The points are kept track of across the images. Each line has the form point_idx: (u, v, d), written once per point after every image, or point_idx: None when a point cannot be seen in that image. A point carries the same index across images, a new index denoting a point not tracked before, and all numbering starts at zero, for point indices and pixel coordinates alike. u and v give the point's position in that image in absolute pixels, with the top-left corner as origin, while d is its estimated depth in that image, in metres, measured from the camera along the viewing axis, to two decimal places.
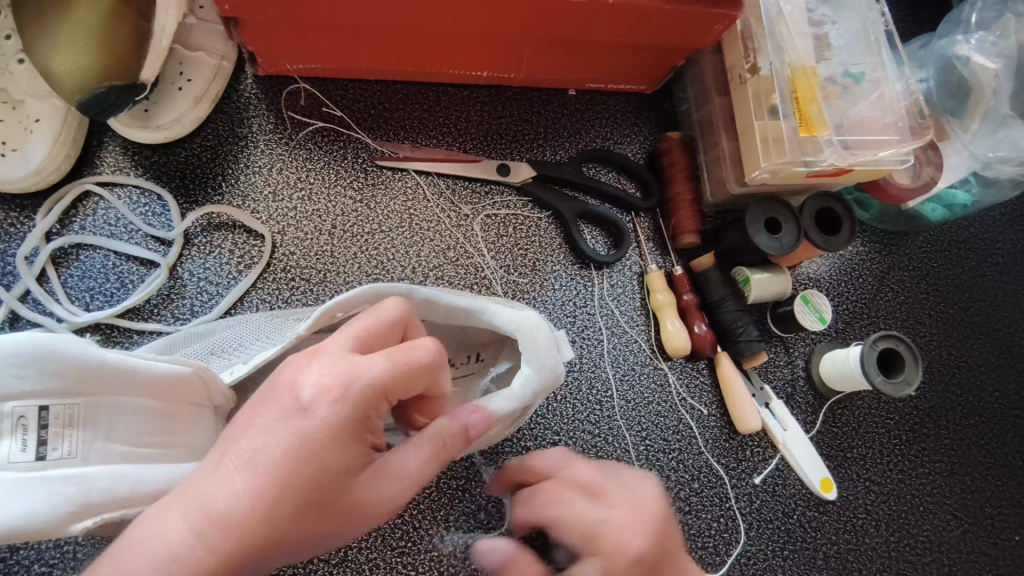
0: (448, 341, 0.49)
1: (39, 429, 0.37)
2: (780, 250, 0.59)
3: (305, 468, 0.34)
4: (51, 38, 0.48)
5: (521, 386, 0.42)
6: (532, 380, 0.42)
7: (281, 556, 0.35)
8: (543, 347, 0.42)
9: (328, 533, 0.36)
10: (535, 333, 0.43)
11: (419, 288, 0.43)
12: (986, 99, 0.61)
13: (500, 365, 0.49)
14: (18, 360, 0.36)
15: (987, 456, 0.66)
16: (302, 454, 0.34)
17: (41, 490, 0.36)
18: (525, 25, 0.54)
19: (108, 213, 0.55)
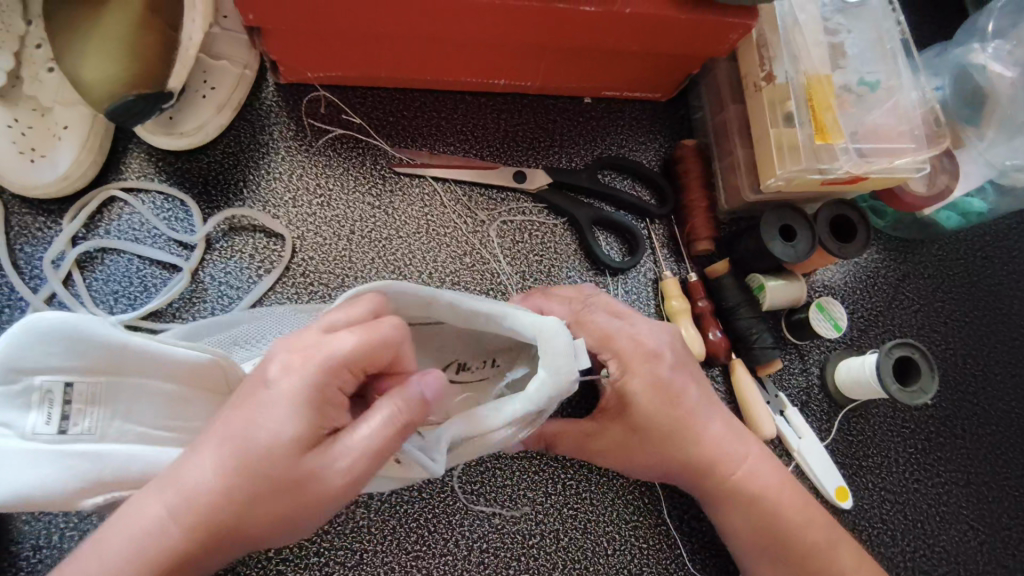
0: (467, 344, 0.49)
1: (63, 403, 0.37)
2: (795, 258, 0.59)
3: (262, 444, 0.34)
4: (81, 47, 0.49)
5: (537, 389, 0.41)
6: (548, 384, 0.41)
7: (248, 536, 0.35)
8: (561, 354, 0.42)
9: (285, 514, 0.34)
10: (551, 336, 0.42)
11: (445, 294, 0.42)
12: (1003, 107, 0.61)
13: (516, 369, 0.49)
14: (47, 337, 0.36)
15: (1004, 467, 0.66)
16: (261, 431, 0.34)
17: (58, 465, 0.36)
18: (543, 34, 0.55)
19: (132, 218, 0.56)
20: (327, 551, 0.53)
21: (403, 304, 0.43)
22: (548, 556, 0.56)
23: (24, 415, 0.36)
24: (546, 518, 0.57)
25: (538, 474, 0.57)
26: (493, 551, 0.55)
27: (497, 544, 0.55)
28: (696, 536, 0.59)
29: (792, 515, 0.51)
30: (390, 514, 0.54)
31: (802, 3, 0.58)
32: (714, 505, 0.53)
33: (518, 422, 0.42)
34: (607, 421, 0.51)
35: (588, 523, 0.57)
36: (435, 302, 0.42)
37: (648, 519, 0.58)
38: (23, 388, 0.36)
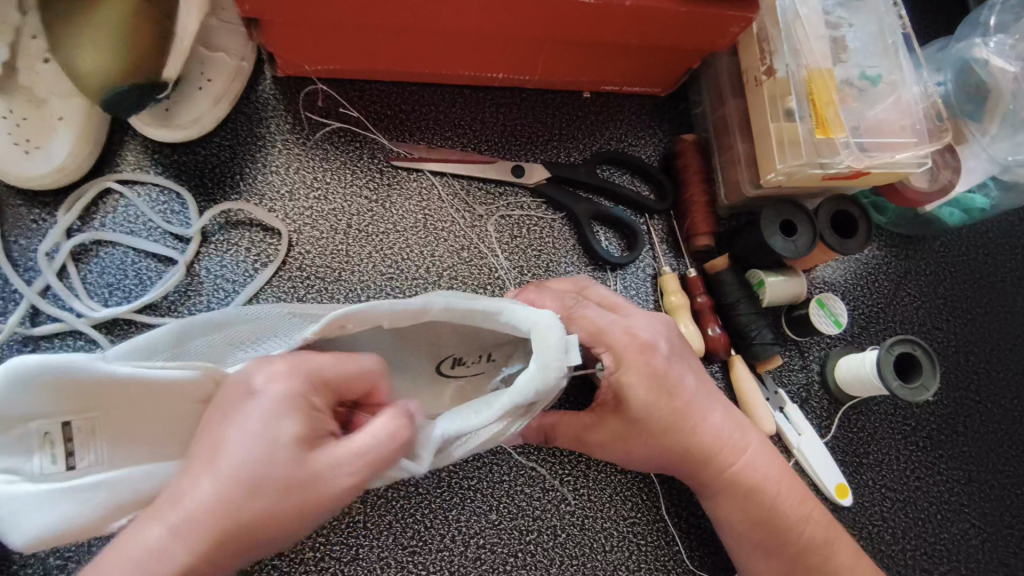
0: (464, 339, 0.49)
1: (64, 442, 0.37)
2: (795, 253, 0.58)
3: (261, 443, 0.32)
4: (75, 37, 0.49)
5: (526, 380, 0.40)
6: (536, 377, 0.40)
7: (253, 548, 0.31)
8: (551, 344, 0.41)
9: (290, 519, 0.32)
10: (546, 329, 0.41)
11: (438, 296, 0.42)
12: (1005, 101, 0.61)
13: (512, 364, 0.49)
14: (29, 383, 0.35)
15: (1006, 465, 0.65)
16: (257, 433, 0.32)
17: (72, 500, 0.36)
18: (540, 26, 0.54)
19: (128, 211, 0.56)
20: (323, 547, 0.52)
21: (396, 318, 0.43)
22: (546, 552, 0.55)
23: (28, 459, 0.36)
24: (544, 514, 0.56)
25: (535, 470, 0.57)
26: (490, 546, 0.55)
27: (494, 539, 0.55)
28: (694, 532, 0.58)
29: (791, 512, 0.51)
30: (385, 509, 0.54)
31: None
32: (714, 501, 0.52)
33: (508, 415, 0.41)
34: (604, 414, 0.50)
35: (585, 520, 0.57)
36: (429, 312, 0.43)
37: (646, 515, 0.58)
38: (19, 435, 0.36)
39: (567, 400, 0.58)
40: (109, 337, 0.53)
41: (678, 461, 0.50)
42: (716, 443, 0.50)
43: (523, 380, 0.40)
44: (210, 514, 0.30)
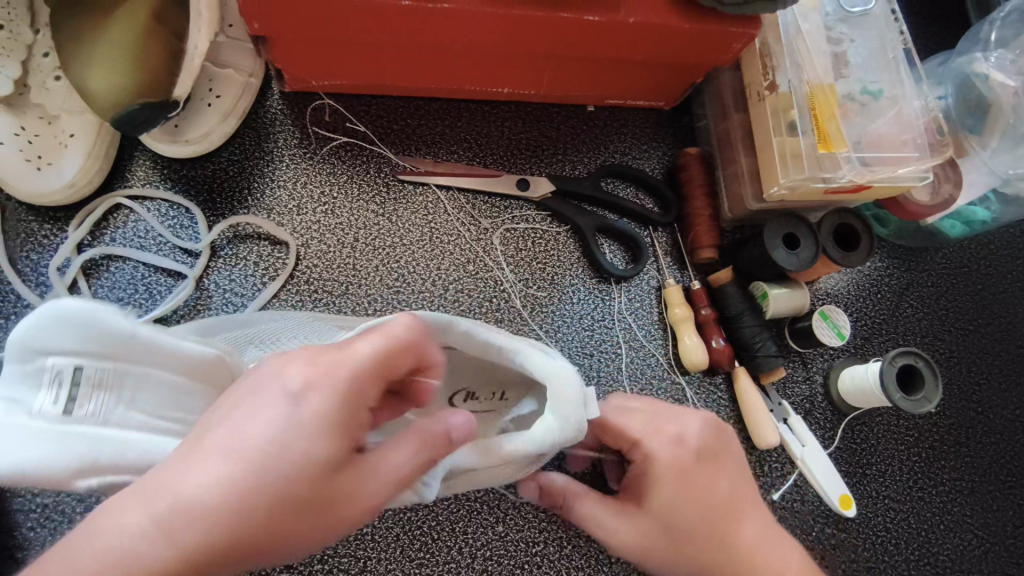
0: (477, 371, 0.49)
1: (70, 385, 0.37)
2: (799, 266, 0.59)
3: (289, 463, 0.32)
4: (88, 57, 0.49)
5: (537, 435, 0.41)
6: (553, 431, 0.41)
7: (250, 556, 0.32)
8: (568, 402, 0.42)
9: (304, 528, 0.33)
10: (564, 385, 0.42)
11: (465, 323, 0.42)
12: (1005, 116, 0.61)
13: (525, 406, 0.48)
14: (67, 318, 0.36)
15: (1009, 476, 0.66)
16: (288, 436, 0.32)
17: (58, 443, 0.35)
18: (545, 43, 0.55)
19: (137, 225, 0.57)
20: (331, 558, 0.53)
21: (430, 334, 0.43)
22: (552, 564, 0.56)
23: (31, 396, 0.36)
24: (550, 526, 0.57)
25: None
26: (497, 558, 0.55)
27: (500, 551, 0.55)
28: None
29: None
30: (393, 521, 0.54)
31: (804, 12, 0.59)
32: None
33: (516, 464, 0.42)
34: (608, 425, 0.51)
35: (591, 531, 0.57)
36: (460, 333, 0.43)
37: None
38: (35, 368, 0.36)
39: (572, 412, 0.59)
40: None
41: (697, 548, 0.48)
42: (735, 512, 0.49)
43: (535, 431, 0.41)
44: (186, 536, 0.30)
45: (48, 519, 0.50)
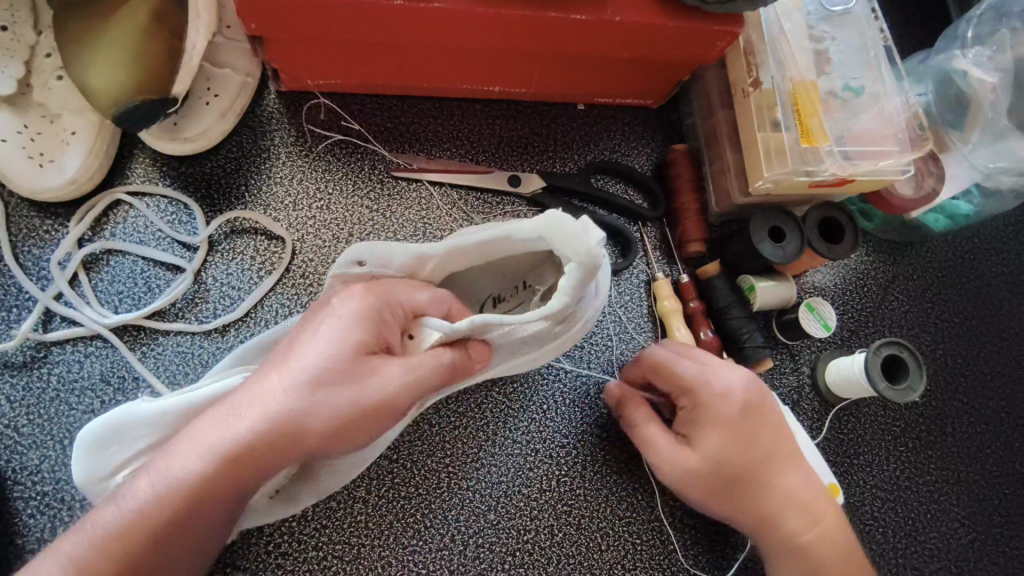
0: (492, 277, 0.53)
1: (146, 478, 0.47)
2: (784, 258, 0.60)
3: (349, 350, 0.40)
4: (90, 57, 0.51)
5: (569, 280, 0.44)
6: (575, 271, 0.44)
7: (316, 442, 0.39)
8: (573, 234, 0.43)
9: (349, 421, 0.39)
10: (559, 223, 0.43)
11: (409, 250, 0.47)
12: (984, 112, 0.63)
13: (544, 278, 0.51)
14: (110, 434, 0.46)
15: (995, 465, 0.67)
16: (355, 336, 0.40)
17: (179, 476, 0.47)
18: (531, 43, 0.57)
19: (138, 221, 0.58)
20: (326, 545, 0.54)
21: (453, 258, 0.48)
22: (543, 552, 0.57)
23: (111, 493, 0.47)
24: (541, 514, 0.57)
25: (533, 471, 0.58)
26: (489, 545, 0.56)
27: (492, 538, 0.56)
28: (689, 531, 0.59)
29: (832, 565, 0.52)
30: (386, 510, 0.55)
31: (786, 12, 0.61)
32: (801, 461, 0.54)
33: (548, 316, 0.46)
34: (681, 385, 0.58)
35: (582, 519, 0.58)
36: (443, 258, 0.47)
37: (642, 515, 0.59)
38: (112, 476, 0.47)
39: (565, 385, 0.61)
40: (119, 342, 0.55)
41: (741, 497, 0.52)
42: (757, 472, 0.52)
43: (569, 277, 0.44)
44: (243, 433, 0.38)
45: (48, 507, 0.51)
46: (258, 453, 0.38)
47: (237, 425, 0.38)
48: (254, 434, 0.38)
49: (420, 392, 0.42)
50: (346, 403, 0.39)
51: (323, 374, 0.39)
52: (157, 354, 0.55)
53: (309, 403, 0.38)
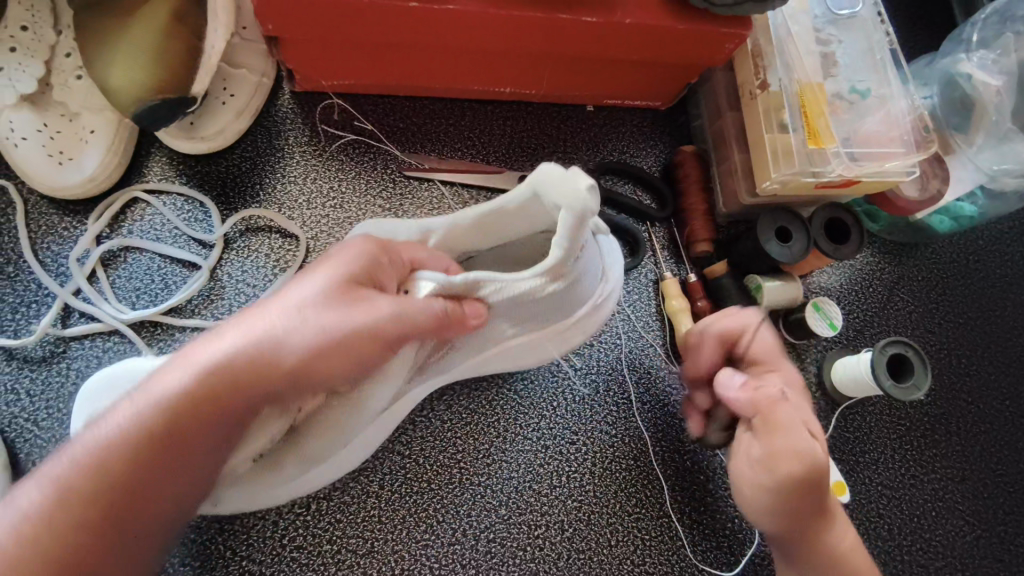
0: (510, 255, 0.55)
1: None
2: (791, 258, 0.61)
3: (349, 284, 0.43)
4: (111, 57, 0.52)
5: (563, 230, 0.44)
6: (568, 221, 0.44)
7: (308, 371, 0.41)
8: (568, 189, 0.43)
9: (342, 353, 0.42)
10: (552, 176, 0.44)
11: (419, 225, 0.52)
12: (988, 114, 0.64)
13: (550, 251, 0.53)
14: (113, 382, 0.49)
15: (999, 464, 0.67)
16: (358, 273, 0.44)
17: None
18: (543, 44, 0.58)
19: (154, 219, 0.59)
20: (340, 539, 0.54)
21: (458, 230, 0.51)
22: (553, 547, 0.57)
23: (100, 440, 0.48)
24: (551, 510, 0.58)
25: (543, 468, 0.59)
26: (500, 541, 0.56)
27: (503, 534, 0.57)
28: (698, 528, 0.60)
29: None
30: (399, 504, 0.56)
31: (794, 15, 0.62)
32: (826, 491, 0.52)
33: (542, 270, 0.47)
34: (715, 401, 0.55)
35: (591, 515, 0.59)
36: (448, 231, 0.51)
37: (651, 511, 0.60)
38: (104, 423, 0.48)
39: (575, 383, 0.62)
40: (136, 338, 0.56)
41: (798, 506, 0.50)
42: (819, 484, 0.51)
43: (561, 228, 0.44)
44: (239, 355, 0.39)
45: None
46: (248, 376, 0.39)
47: (231, 345, 0.39)
48: (244, 352, 0.39)
49: (401, 327, 0.43)
50: (326, 325, 0.41)
51: (320, 302, 0.42)
52: (173, 349, 0.56)
53: (288, 325, 0.41)
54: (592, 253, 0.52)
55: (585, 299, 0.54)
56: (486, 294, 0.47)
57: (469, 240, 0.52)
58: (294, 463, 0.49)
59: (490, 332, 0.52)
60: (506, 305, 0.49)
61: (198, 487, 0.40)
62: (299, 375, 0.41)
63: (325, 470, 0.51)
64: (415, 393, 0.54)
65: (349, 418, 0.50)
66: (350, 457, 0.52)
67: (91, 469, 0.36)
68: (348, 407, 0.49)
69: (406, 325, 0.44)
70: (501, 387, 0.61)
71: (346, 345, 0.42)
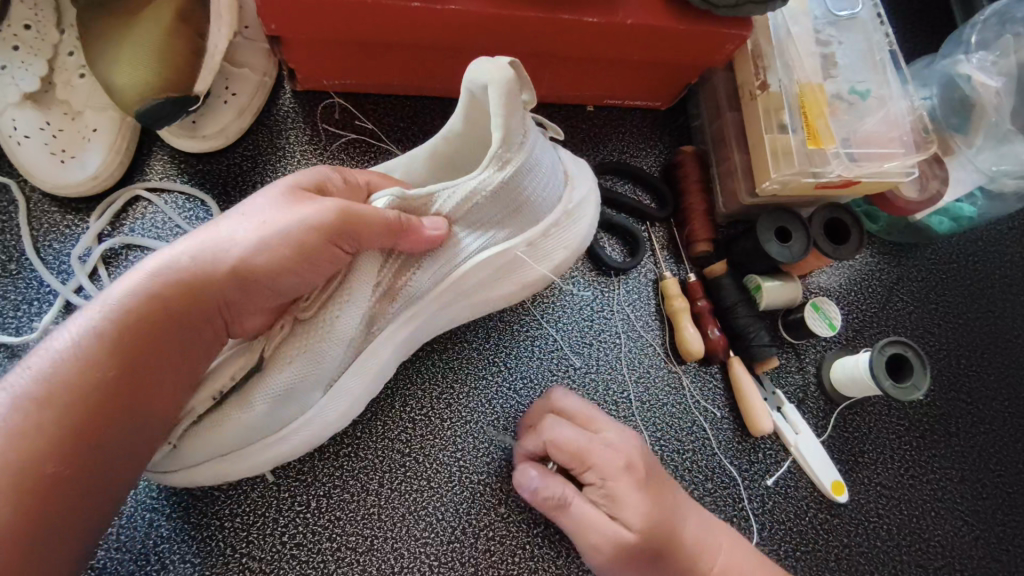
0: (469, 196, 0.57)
1: None
2: (791, 258, 0.61)
3: (294, 195, 0.47)
4: (115, 56, 0.52)
5: (495, 102, 0.46)
6: (494, 78, 0.45)
7: (247, 274, 0.44)
8: (485, 64, 0.46)
9: (279, 263, 0.45)
10: (477, 67, 0.47)
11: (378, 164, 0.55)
12: (987, 116, 0.64)
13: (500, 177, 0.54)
14: None
15: (998, 465, 0.67)
16: (298, 189, 0.48)
17: None
18: (544, 44, 0.58)
19: (156, 217, 0.59)
20: (339, 536, 0.54)
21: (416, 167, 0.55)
22: (553, 546, 0.57)
23: None
24: None
25: None
26: (499, 539, 0.57)
27: (503, 531, 0.57)
28: None
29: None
30: (399, 502, 0.56)
31: (794, 16, 0.62)
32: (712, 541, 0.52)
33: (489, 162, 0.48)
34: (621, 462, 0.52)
35: None
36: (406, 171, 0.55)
37: None
38: None
39: (573, 382, 0.62)
40: None
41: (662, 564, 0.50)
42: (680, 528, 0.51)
43: (492, 104, 0.46)
44: (181, 269, 0.43)
45: None
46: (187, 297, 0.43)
47: (175, 255, 0.44)
48: (185, 258, 0.44)
49: (347, 223, 0.45)
50: (272, 222, 0.45)
51: (263, 214, 0.46)
52: None
53: (237, 228, 0.45)
54: (544, 149, 0.53)
55: (549, 210, 0.54)
56: (439, 205, 0.49)
57: (431, 180, 0.55)
58: (261, 400, 0.47)
59: (453, 246, 0.51)
60: (459, 207, 0.50)
61: (160, 412, 0.44)
62: (249, 276, 0.44)
63: (292, 411, 0.49)
64: (389, 331, 0.52)
65: (313, 346, 0.48)
66: (327, 400, 0.51)
67: (51, 383, 0.40)
68: (313, 332, 0.48)
69: (352, 221, 0.45)
70: (482, 361, 0.62)
71: (282, 252, 0.45)
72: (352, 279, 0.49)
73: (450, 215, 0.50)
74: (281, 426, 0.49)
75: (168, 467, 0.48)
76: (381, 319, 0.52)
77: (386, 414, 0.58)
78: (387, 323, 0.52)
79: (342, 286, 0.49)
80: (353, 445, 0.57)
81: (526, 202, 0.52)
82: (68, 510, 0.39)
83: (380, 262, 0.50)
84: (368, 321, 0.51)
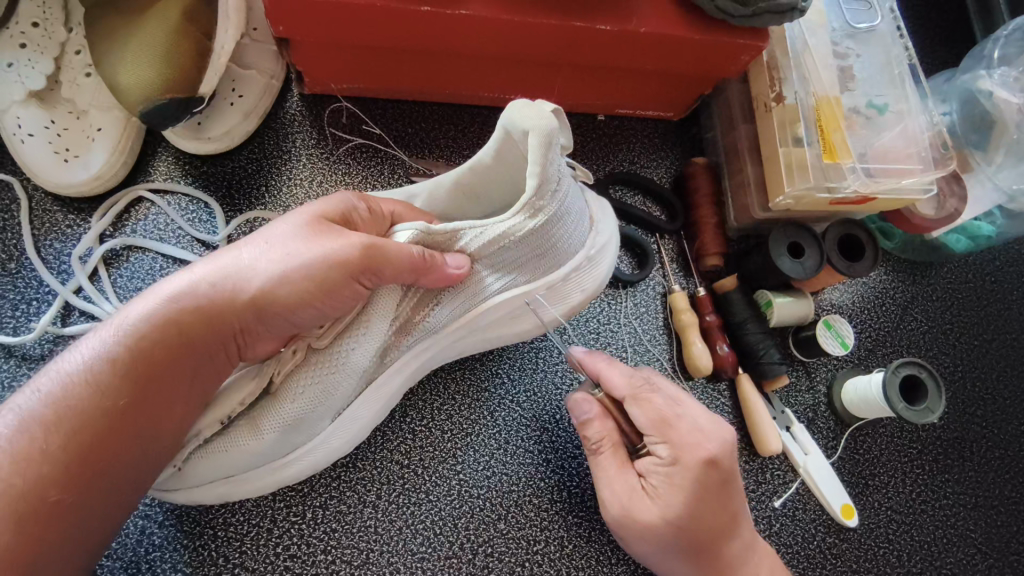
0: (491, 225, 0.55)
1: None
2: (803, 274, 0.59)
3: (316, 225, 0.46)
4: (120, 56, 0.51)
5: (533, 152, 0.44)
6: (535, 135, 0.44)
7: (266, 304, 0.43)
8: (528, 112, 0.45)
9: (297, 294, 0.44)
10: (520, 112, 0.45)
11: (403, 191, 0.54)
12: (1008, 133, 0.62)
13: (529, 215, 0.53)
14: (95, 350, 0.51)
15: (1013, 492, 0.66)
16: (321, 215, 0.47)
17: None
18: (556, 52, 0.57)
19: (158, 218, 0.58)
20: (334, 549, 0.53)
21: (437, 194, 0.53)
22: (552, 564, 0.56)
23: None
24: (551, 525, 0.57)
25: (544, 482, 0.58)
26: (498, 556, 0.55)
27: (502, 548, 0.55)
28: None
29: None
30: (396, 516, 0.55)
31: (812, 28, 0.61)
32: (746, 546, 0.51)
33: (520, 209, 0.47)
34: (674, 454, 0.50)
35: (592, 532, 0.57)
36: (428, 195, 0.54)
37: None
38: None
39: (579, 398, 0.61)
40: None
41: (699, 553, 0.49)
42: (725, 536, 0.50)
43: (530, 151, 0.44)
44: (200, 297, 0.43)
45: None
46: (200, 320, 0.42)
47: (195, 282, 0.43)
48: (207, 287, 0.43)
49: (370, 259, 0.44)
50: (293, 253, 0.44)
51: (287, 246, 0.45)
52: None
53: (258, 258, 0.44)
54: (574, 194, 0.51)
55: (574, 252, 0.52)
56: (464, 243, 0.48)
57: (453, 205, 0.54)
58: (270, 428, 0.47)
59: (474, 283, 0.50)
60: (487, 246, 0.48)
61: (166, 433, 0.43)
62: (268, 308, 0.44)
63: (300, 436, 0.48)
64: (401, 360, 0.51)
65: (324, 375, 0.47)
66: (337, 427, 0.50)
67: (58, 402, 0.39)
68: (329, 363, 0.47)
69: (375, 257, 0.44)
70: (489, 376, 0.60)
71: (299, 282, 0.44)
72: (367, 309, 0.48)
73: (474, 253, 0.48)
74: (288, 453, 0.49)
75: (164, 482, 0.47)
76: (394, 350, 0.51)
77: (389, 427, 0.57)
78: (400, 354, 0.51)
79: (359, 317, 0.48)
80: (352, 457, 0.56)
81: (556, 246, 0.50)
82: (60, 534, 0.39)
83: (398, 297, 0.49)
84: (382, 351, 0.50)
